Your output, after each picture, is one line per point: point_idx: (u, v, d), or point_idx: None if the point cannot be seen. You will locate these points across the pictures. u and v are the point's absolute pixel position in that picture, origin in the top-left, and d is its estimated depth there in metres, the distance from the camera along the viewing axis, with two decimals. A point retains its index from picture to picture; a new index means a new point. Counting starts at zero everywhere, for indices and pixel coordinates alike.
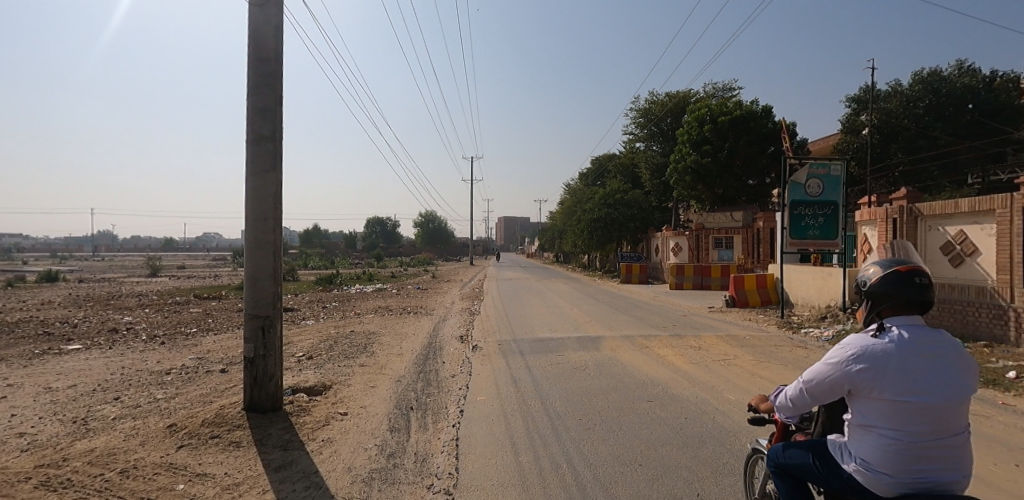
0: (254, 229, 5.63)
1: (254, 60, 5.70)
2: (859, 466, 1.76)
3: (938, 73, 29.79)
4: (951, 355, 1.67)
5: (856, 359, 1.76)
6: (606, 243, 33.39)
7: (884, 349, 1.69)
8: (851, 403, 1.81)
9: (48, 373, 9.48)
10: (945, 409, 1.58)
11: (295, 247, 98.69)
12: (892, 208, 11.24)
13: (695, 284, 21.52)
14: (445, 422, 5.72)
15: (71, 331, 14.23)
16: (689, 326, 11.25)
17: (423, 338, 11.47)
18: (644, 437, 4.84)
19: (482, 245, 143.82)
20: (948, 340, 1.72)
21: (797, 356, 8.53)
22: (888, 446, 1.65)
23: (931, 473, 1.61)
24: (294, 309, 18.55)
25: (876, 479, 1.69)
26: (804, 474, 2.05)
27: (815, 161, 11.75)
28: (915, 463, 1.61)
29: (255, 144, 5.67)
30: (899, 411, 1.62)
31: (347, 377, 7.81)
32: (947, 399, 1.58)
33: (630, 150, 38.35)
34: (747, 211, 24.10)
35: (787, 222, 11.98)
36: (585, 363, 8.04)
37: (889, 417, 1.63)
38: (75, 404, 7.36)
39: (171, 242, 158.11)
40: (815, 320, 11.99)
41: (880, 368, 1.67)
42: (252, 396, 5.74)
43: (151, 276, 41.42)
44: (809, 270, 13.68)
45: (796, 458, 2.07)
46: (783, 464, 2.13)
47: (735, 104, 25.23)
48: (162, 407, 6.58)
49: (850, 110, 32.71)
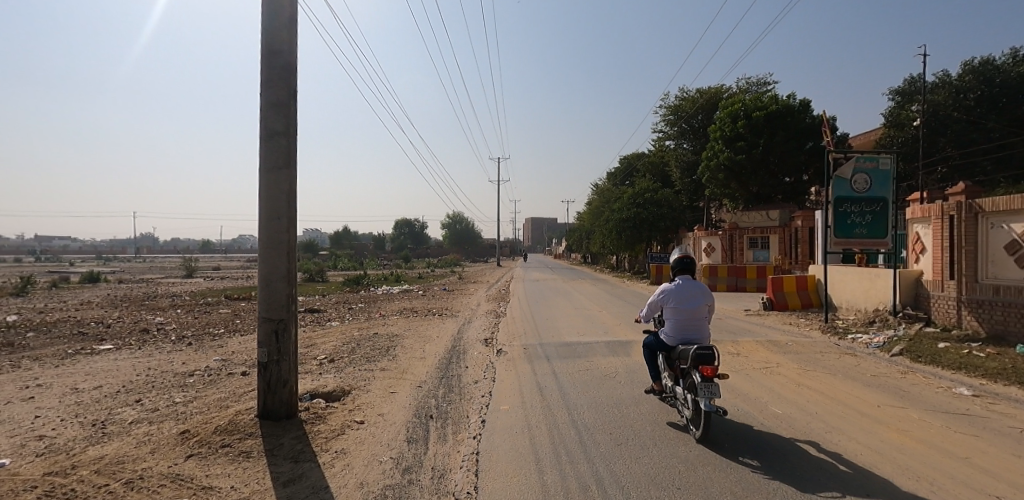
0: (268, 229, 5.42)
1: (267, 53, 5.49)
2: (670, 335, 4.95)
3: (992, 61, 27.90)
4: (693, 291, 4.90)
5: (666, 296, 4.92)
6: (635, 243, 32.65)
7: (673, 292, 4.87)
8: (666, 312, 5.00)
9: (77, 374, 9.61)
10: (689, 309, 4.84)
11: (325, 248, 100.75)
12: (949, 204, 10.28)
13: (729, 285, 20.67)
14: (465, 433, 5.37)
15: (106, 331, 14.57)
16: (725, 331, 10.63)
17: (446, 341, 11.19)
18: (683, 455, 4.38)
19: (508, 246, 143.81)
20: (694, 286, 4.95)
21: (847, 364, 7.86)
22: (675, 322, 4.88)
23: (688, 331, 4.85)
24: (320, 310, 18.63)
25: (673, 337, 4.91)
26: (652, 346, 5.25)
27: (862, 154, 10.94)
28: (682, 328, 4.85)
29: (268, 140, 5.46)
30: (676, 311, 4.87)
31: (366, 382, 7.57)
32: (690, 306, 4.83)
33: (659, 148, 37.43)
34: (784, 209, 23.05)
35: (831, 220, 11.21)
36: (615, 370, 7.59)
37: (674, 314, 4.87)
38: (97, 406, 7.36)
39: (208, 245, 163.85)
40: (863, 325, 11.13)
41: (672, 298, 4.87)
42: (267, 403, 5.54)
43: (188, 276, 42.73)
44: (854, 271, 12.81)
45: (651, 340, 5.25)
46: (648, 344, 5.30)
47: (771, 98, 24.18)
48: (178, 412, 6.47)
49: (894, 103, 31.02)
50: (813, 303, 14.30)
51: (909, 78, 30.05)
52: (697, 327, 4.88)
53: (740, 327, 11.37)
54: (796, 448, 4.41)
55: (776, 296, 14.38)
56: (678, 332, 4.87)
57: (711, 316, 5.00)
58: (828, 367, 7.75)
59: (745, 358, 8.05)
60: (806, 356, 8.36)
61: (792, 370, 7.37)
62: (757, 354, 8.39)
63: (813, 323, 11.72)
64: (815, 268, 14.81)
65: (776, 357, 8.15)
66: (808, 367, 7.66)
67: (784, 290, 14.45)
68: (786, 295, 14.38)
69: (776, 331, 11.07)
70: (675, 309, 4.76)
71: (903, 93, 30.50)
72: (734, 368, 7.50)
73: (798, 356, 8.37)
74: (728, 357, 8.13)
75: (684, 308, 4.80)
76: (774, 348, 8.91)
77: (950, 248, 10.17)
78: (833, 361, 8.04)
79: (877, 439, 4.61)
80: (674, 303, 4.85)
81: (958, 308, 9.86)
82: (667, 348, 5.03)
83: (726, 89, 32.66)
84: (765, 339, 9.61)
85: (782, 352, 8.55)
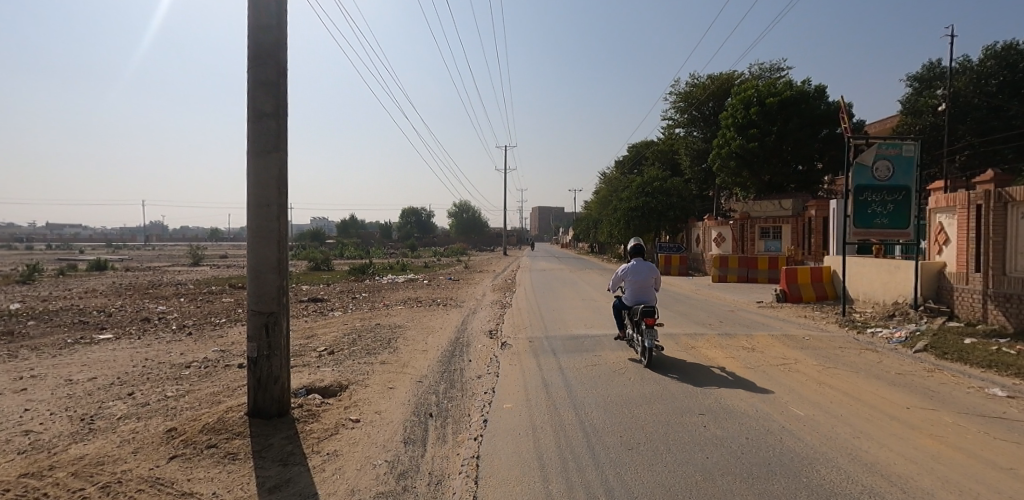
0: (257, 217, 5.09)
1: (254, 27, 5.11)
2: (629, 299, 7.61)
3: (1016, 45, 26.93)
4: (643, 269, 7.53)
5: (625, 273, 7.55)
6: (644, 233, 32.17)
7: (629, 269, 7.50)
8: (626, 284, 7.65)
9: (73, 365, 9.43)
10: (640, 281, 7.50)
11: (332, 237, 100.71)
12: (976, 193, 9.76)
13: (740, 276, 20.22)
14: (465, 434, 5.08)
15: (107, 320, 14.43)
16: (738, 325, 10.25)
17: (450, 333, 10.91)
18: (700, 463, 4.04)
19: (515, 235, 143.27)
20: (643, 266, 7.56)
21: (868, 361, 7.47)
22: (632, 290, 7.55)
23: (640, 295, 7.55)
24: (323, 299, 18.41)
25: (631, 299, 7.59)
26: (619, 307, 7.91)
27: (885, 140, 10.44)
28: (636, 293, 7.53)
29: (256, 121, 5.11)
30: (631, 282, 7.52)
31: (364, 376, 7.30)
32: (641, 278, 7.50)
33: (669, 136, 36.71)
34: (797, 198, 22.47)
35: (850, 209, 10.74)
36: (624, 365, 7.26)
37: (631, 284, 7.52)
38: (89, 399, 7.15)
39: (217, 232, 164.99)
40: (881, 319, 10.72)
41: (628, 274, 7.51)
42: (257, 400, 5.27)
43: (194, 264, 42.83)
44: (873, 262, 12.34)
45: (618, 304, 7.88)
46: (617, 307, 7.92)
47: (785, 84, 23.47)
48: (168, 408, 6.24)
49: (912, 89, 30.10)
50: (828, 295, 13.86)
51: (928, 63, 29.10)
52: (646, 291, 7.57)
53: (753, 320, 10.99)
54: (822, 456, 4.06)
55: (790, 288, 13.94)
56: (634, 296, 7.54)
57: (656, 284, 7.65)
58: (848, 364, 7.37)
59: (760, 354, 7.68)
60: (824, 352, 7.98)
61: (811, 367, 6.98)
62: (773, 350, 8.01)
63: (828, 317, 11.31)
64: (831, 259, 14.34)
65: (793, 353, 7.78)
66: (827, 364, 7.29)
67: (798, 281, 13.99)
68: (801, 287, 13.94)
69: (791, 324, 10.68)
70: (632, 280, 7.42)
71: (922, 79, 29.56)
72: (750, 365, 7.14)
73: (816, 351, 7.99)
74: (743, 353, 7.76)
75: (637, 280, 7.47)
76: (790, 343, 8.53)
77: (976, 239, 9.68)
78: (854, 357, 7.65)
79: (910, 447, 4.24)
80: (631, 277, 7.48)
81: (983, 302, 9.41)
82: (628, 306, 7.68)
83: (738, 75, 31.82)
84: (781, 334, 9.23)
85: (799, 348, 8.17)
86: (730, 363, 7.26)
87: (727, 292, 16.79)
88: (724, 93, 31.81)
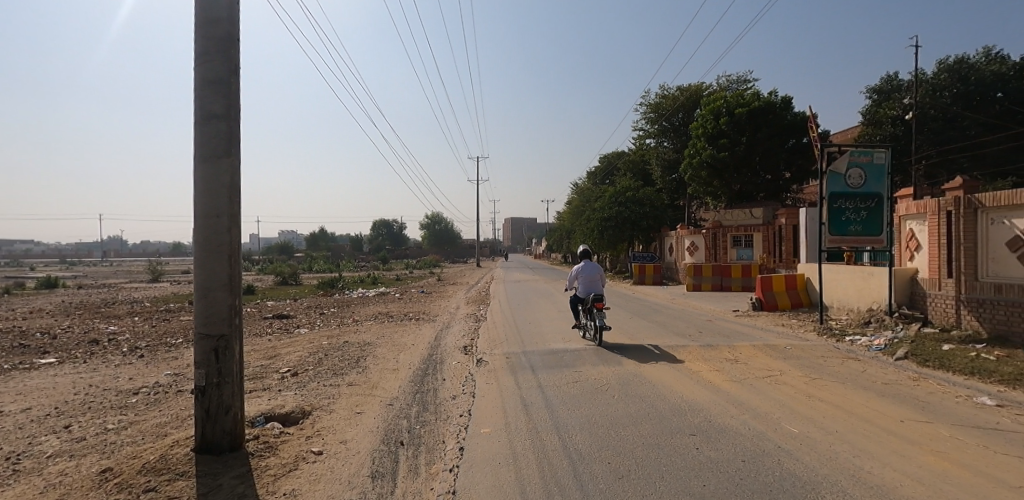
0: (204, 228, 4.56)
1: (201, 21, 4.63)
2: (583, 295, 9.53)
3: (966, 60, 28.29)
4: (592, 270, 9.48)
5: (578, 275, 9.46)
6: (618, 243, 32.23)
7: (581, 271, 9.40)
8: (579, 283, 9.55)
9: (4, 395, 8.53)
10: (591, 280, 9.45)
11: (302, 250, 98.21)
12: (946, 200, 9.93)
13: (714, 284, 20.28)
14: (440, 464, 4.62)
15: (49, 343, 13.33)
16: (718, 335, 10.08)
17: (422, 349, 10.38)
18: (698, 491, 3.69)
19: (489, 246, 142.77)
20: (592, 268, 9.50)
21: (852, 370, 7.34)
22: (585, 287, 9.49)
23: (591, 291, 9.49)
24: (290, 316, 17.56)
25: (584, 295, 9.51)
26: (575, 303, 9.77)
27: (856, 148, 10.56)
28: (588, 289, 9.48)
29: (204, 123, 4.62)
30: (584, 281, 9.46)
31: (330, 400, 6.74)
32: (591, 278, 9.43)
33: (640, 146, 37.10)
34: (768, 207, 22.82)
35: (825, 216, 10.79)
36: (606, 381, 6.92)
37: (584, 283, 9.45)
38: (16, 434, 6.39)
39: (180, 247, 159.22)
40: (858, 326, 10.73)
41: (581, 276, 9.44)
42: (205, 434, 4.68)
43: (153, 281, 40.82)
44: (846, 269, 12.44)
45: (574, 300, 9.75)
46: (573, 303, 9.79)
47: (753, 95, 23.95)
48: (106, 443, 5.58)
49: (872, 101, 31.26)
50: (803, 303, 13.92)
51: (886, 76, 30.31)
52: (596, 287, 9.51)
53: (732, 330, 10.86)
54: (825, 479, 3.78)
55: (766, 296, 13.94)
56: (587, 291, 9.49)
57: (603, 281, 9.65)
58: (832, 373, 7.22)
59: (745, 366, 7.46)
60: (807, 362, 7.83)
61: (798, 379, 6.80)
62: (756, 361, 7.82)
63: (806, 325, 11.28)
64: (804, 266, 14.44)
65: (777, 364, 7.60)
66: (813, 374, 7.12)
67: (773, 289, 14.01)
68: (776, 294, 13.96)
69: (770, 333, 10.58)
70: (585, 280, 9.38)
71: (881, 91, 30.75)
72: (735, 377, 6.91)
73: (799, 361, 7.84)
74: (727, 365, 7.54)
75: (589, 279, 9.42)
76: (772, 353, 8.37)
77: (947, 245, 9.81)
78: (838, 367, 7.52)
79: (913, 466, 4.02)
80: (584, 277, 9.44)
81: (957, 307, 9.50)
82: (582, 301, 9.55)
83: (706, 87, 32.42)
84: (762, 343, 9.07)
85: (782, 358, 8.00)
86: (714, 376, 7.02)
87: (704, 301, 16.74)
88: (693, 105, 32.32)
